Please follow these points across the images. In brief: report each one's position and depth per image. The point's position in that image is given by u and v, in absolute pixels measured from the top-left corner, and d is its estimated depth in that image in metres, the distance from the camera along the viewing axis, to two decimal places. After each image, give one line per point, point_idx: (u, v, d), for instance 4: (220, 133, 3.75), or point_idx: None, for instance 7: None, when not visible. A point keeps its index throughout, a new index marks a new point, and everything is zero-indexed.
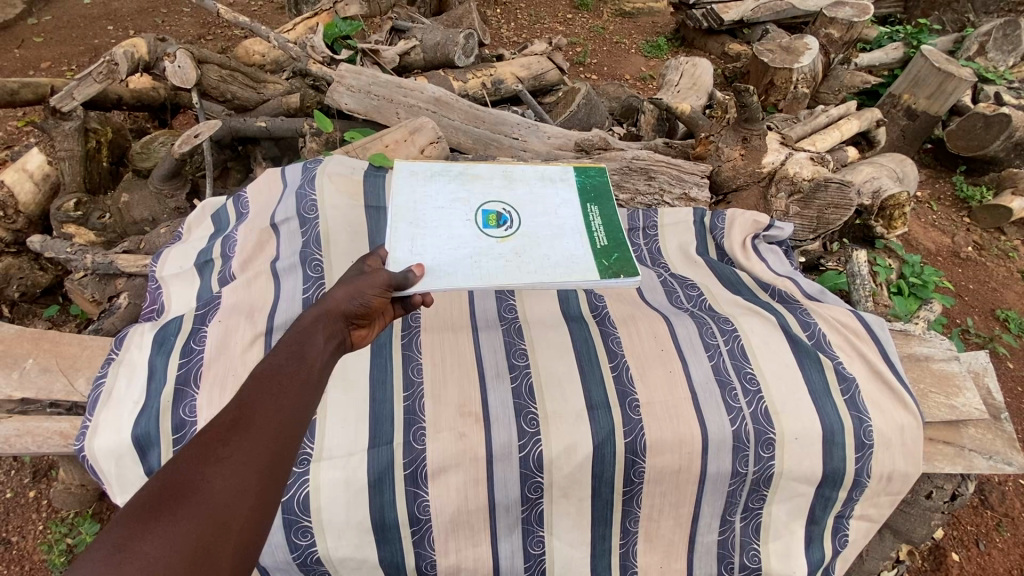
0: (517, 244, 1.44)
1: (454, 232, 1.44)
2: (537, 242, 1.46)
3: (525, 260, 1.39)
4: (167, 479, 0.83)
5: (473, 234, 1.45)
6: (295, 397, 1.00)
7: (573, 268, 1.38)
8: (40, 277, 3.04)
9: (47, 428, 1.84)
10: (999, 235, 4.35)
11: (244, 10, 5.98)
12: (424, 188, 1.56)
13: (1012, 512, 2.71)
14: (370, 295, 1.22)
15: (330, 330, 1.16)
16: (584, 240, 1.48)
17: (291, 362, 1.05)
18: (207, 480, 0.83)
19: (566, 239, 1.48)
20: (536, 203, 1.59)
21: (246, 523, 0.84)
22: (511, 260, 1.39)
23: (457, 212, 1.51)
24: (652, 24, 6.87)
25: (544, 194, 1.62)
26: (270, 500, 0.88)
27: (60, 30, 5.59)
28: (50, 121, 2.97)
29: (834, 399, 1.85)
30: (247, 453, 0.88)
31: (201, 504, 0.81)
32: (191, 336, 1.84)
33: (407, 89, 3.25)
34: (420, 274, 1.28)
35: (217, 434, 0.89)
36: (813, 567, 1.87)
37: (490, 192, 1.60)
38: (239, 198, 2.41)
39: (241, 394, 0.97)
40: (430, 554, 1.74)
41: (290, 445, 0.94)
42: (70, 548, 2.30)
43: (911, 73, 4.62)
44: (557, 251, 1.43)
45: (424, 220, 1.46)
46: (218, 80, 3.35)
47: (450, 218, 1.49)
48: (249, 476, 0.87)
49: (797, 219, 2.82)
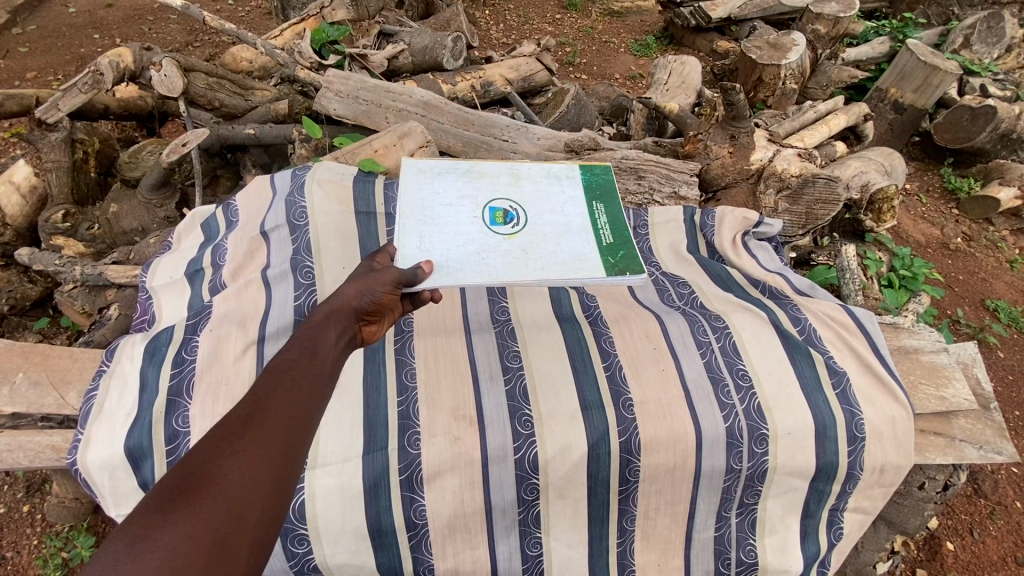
0: (524, 240, 1.45)
1: (461, 229, 1.44)
2: (544, 239, 1.46)
3: (532, 257, 1.39)
4: (186, 470, 0.83)
5: (480, 231, 1.45)
6: (307, 391, 1.00)
7: (578, 263, 1.40)
8: (29, 290, 3.00)
9: (40, 441, 1.83)
10: (986, 225, 4.40)
11: (231, 16, 5.97)
12: (432, 190, 1.56)
13: (1006, 501, 2.73)
14: (381, 292, 1.23)
15: (343, 323, 1.17)
16: (590, 238, 1.49)
17: (304, 356, 1.05)
18: (225, 471, 0.84)
19: (571, 236, 1.49)
20: (542, 200, 1.60)
21: (262, 515, 0.84)
22: (517, 257, 1.39)
23: (464, 208, 1.52)
24: (641, 23, 6.91)
25: (550, 191, 1.63)
26: (283, 495, 0.88)
27: (45, 40, 5.56)
28: (37, 133, 2.97)
29: (826, 393, 1.87)
30: (261, 447, 0.88)
31: (217, 497, 0.81)
32: (182, 346, 1.84)
33: (396, 94, 3.25)
34: (428, 271, 1.27)
35: (232, 427, 0.89)
36: (809, 560, 1.89)
37: (497, 189, 1.61)
38: (229, 206, 2.41)
39: (255, 384, 0.98)
40: (428, 559, 1.74)
41: (303, 439, 0.94)
42: (67, 561, 2.28)
43: (897, 67, 4.67)
44: (564, 248, 1.44)
45: (431, 218, 1.46)
46: (205, 88, 3.32)
47: (458, 215, 1.49)
48: (263, 469, 0.86)
49: (787, 216, 2.86)
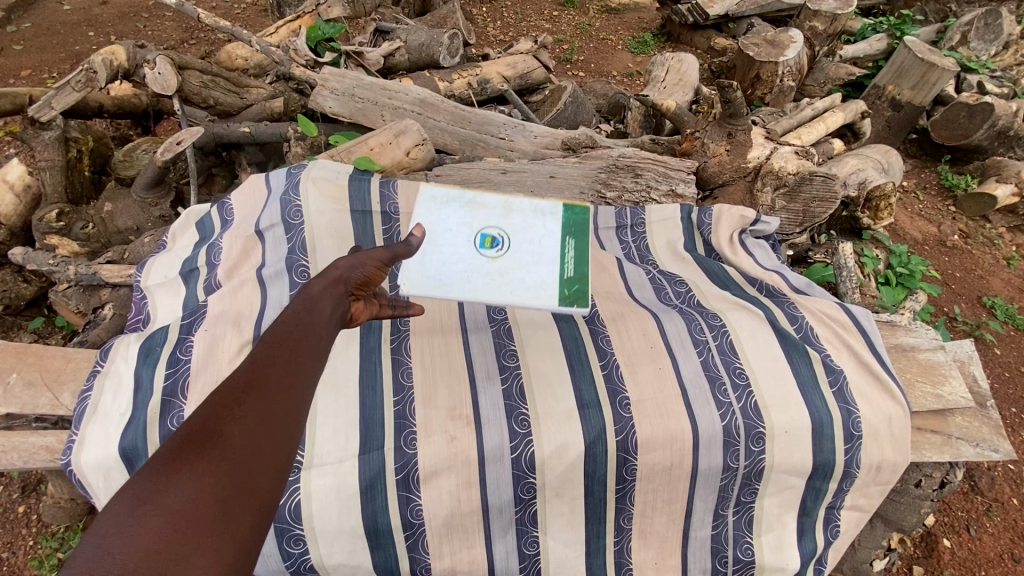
0: (501, 266, 1.50)
1: (449, 249, 1.52)
2: (518, 265, 1.50)
3: (500, 283, 1.47)
4: (187, 434, 0.83)
5: (464, 253, 1.52)
6: (304, 361, 1.00)
7: (551, 299, 1.46)
8: (24, 289, 2.98)
9: (33, 442, 1.82)
10: (983, 223, 4.40)
11: (227, 13, 5.94)
12: (439, 209, 1.59)
13: (1002, 497, 2.74)
14: (370, 266, 1.31)
15: (336, 298, 1.19)
16: (557, 270, 1.50)
17: (300, 329, 1.06)
18: (227, 435, 0.83)
19: (543, 266, 1.51)
20: (530, 228, 1.58)
21: (266, 479, 0.84)
22: (487, 281, 1.48)
23: (458, 229, 1.56)
24: (638, 19, 6.90)
25: (541, 221, 1.60)
26: (284, 464, 0.87)
27: (39, 38, 5.52)
28: (30, 131, 2.95)
29: (823, 391, 1.87)
30: (261, 413, 0.88)
31: (220, 459, 0.81)
32: (177, 346, 1.83)
33: (392, 92, 3.23)
34: (420, 236, 1.40)
35: (231, 394, 0.89)
36: (805, 557, 1.89)
37: (493, 216, 1.59)
38: (223, 205, 2.39)
39: (252, 356, 0.98)
40: (424, 558, 1.74)
41: (303, 406, 0.94)
42: (63, 562, 2.27)
43: (894, 64, 4.64)
44: (530, 278, 1.49)
45: (429, 238, 1.52)
46: (199, 85, 3.30)
47: (450, 234, 1.55)
48: (263, 434, 0.86)
49: (784, 213, 2.85)
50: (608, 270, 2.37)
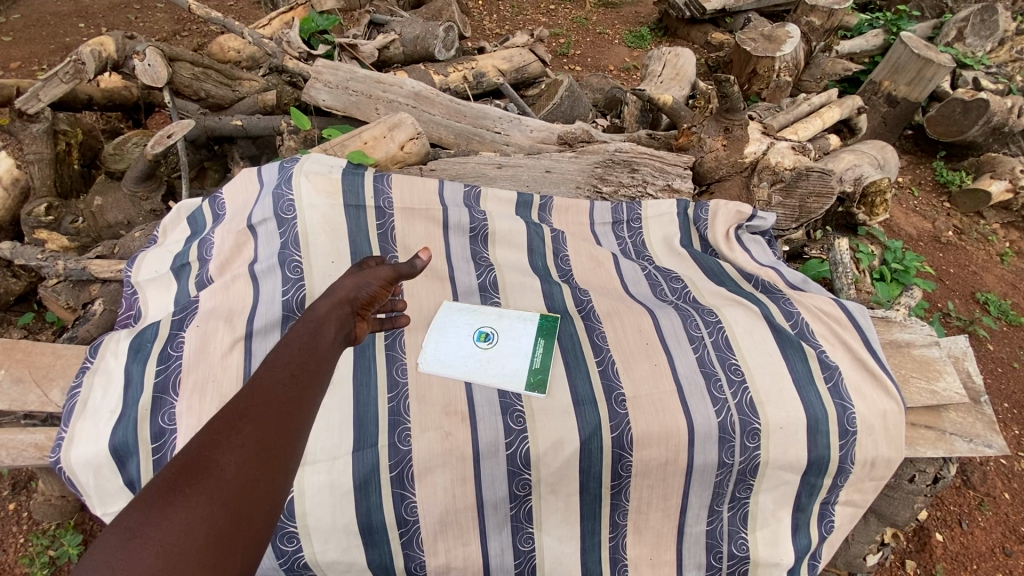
0: (490, 355, 1.88)
1: (454, 341, 1.92)
2: (503, 353, 1.88)
3: (488, 370, 1.84)
4: (183, 464, 0.82)
5: (466, 347, 1.90)
6: (304, 384, 0.99)
7: (519, 383, 1.81)
8: (12, 285, 2.95)
9: (22, 440, 1.80)
10: (978, 219, 4.42)
11: (220, 5, 5.87)
12: (452, 313, 2.01)
13: (994, 492, 2.75)
14: (375, 285, 1.32)
15: (339, 320, 1.18)
16: (528, 360, 1.86)
17: (303, 352, 1.05)
18: (220, 464, 0.82)
19: (520, 358, 1.87)
20: (518, 329, 1.95)
21: (260, 509, 0.82)
22: (479, 366, 1.85)
23: (464, 327, 1.96)
24: (635, 14, 6.87)
25: (527, 324, 1.97)
26: (280, 491, 0.85)
27: (29, 29, 5.45)
28: (17, 124, 2.93)
29: (818, 387, 1.87)
30: (258, 439, 0.86)
31: (213, 489, 0.79)
32: (168, 343, 1.80)
33: (385, 84, 3.18)
34: (426, 258, 1.39)
35: (230, 420, 0.88)
36: (800, 552, 1.89)
37: (492, 319, 2.00)
38: (215, 199, 2.37)
39: (252, 379, 0.97)
40: (419, 555, 1.72)
41: (300, 433, 0.92)
42: (53, 560, 2.25)
43: (890, 59, 4.63)
44: (506, 366, 1.85)
45: (440, 330, 1.94)
46: (190, 78, 3.27)
47: (457, 329, 1.95)
48: (259, 463, 0.84)
49: (780, 209, 2.82)
50: (603, 266, 2.37)
